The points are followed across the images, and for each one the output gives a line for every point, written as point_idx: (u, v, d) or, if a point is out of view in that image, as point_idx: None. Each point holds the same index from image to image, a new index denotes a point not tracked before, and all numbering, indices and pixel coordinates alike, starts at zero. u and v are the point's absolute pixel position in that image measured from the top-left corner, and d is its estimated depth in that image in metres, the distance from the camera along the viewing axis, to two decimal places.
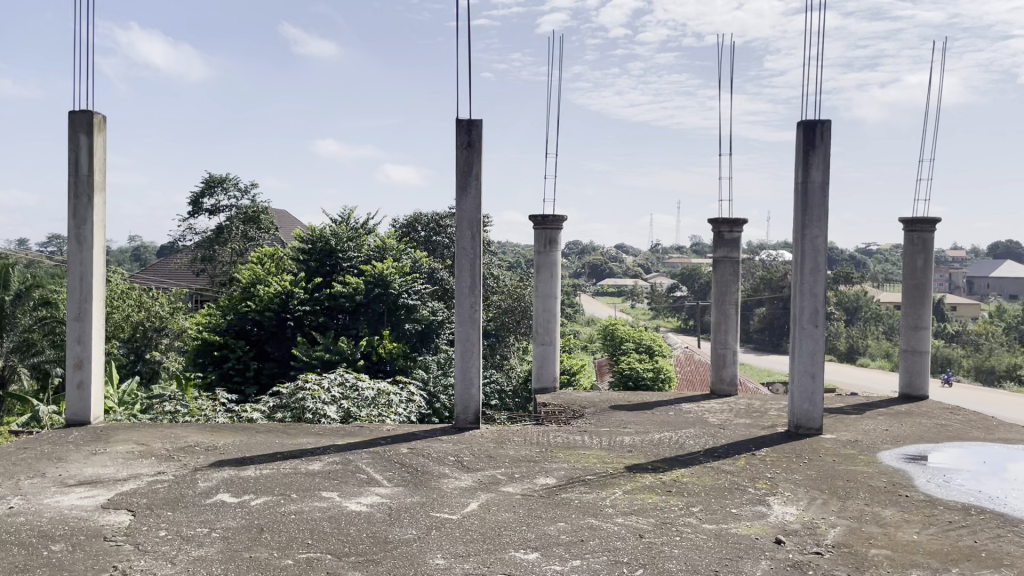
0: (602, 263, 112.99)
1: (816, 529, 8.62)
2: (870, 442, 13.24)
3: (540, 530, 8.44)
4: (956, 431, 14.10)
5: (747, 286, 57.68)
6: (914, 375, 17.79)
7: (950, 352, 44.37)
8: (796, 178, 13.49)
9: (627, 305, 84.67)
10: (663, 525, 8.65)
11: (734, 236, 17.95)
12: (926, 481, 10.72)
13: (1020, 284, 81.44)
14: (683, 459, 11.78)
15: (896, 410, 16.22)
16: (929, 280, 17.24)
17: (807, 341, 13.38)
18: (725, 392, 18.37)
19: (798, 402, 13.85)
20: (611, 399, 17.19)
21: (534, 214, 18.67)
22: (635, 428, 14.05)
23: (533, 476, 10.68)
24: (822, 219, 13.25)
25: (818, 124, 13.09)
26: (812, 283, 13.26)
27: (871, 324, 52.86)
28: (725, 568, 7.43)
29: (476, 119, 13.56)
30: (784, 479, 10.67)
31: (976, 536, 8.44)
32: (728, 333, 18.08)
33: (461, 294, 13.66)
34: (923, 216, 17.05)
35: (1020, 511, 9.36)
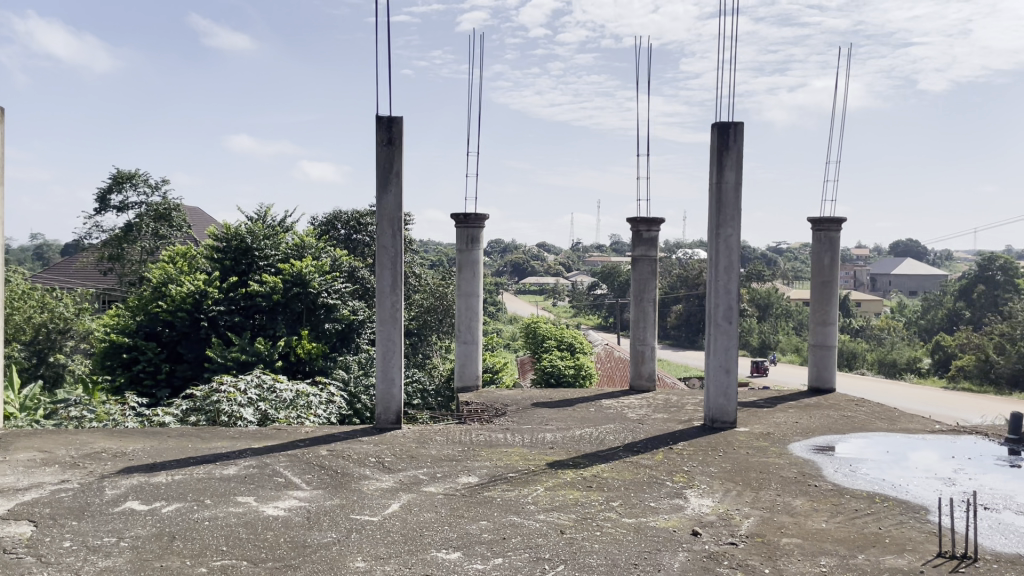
0: (524, 261, 113.45)
1: (731, 520, 8.86)
2: (782, 434, 13.70)
3: (462, 530, 8.42)
4: (861, 423, 14.74)
5: (664, 284, 58.80)
6: (823, 368, 18.44)
7: (855, 347, 46.32)
8: (711, 178, 13.86)
9: (548, 302, 85.22)
10: (584, 521, 8.75)
11: (652, 235, 18.32)
12: (834, 471, 11.16)
13: (919, 281, 85.75)
14: (602, 454, 11.96)
15: (805, 403, 16.84)
16: (836, 277, 17.91)
17: (722, 338, 13.80)
18: (644, 387, 18.76)
19: (713, 397, 14.23)
20: (532, 396, 17.30)
21: (456, 212, 18.59)
22: (556, 424, 14.16)
23: (455, 475, 10.66)
24: (735, 219, 13.66)
25: (731, 127, 13.50)
26: (726, 281, 13.69)
27: (782, 320, 54.72)
28: (644, 562, 7.56)
29: (397, 116, 13.43)
30: (701, 471, 10.95)
31: (880, 523, 8.83)
32: (646, 330, 18.40)
33: (382, 292, 13.52)
34: (829, 216, 17.77)
35: (920, 498, 9.84)
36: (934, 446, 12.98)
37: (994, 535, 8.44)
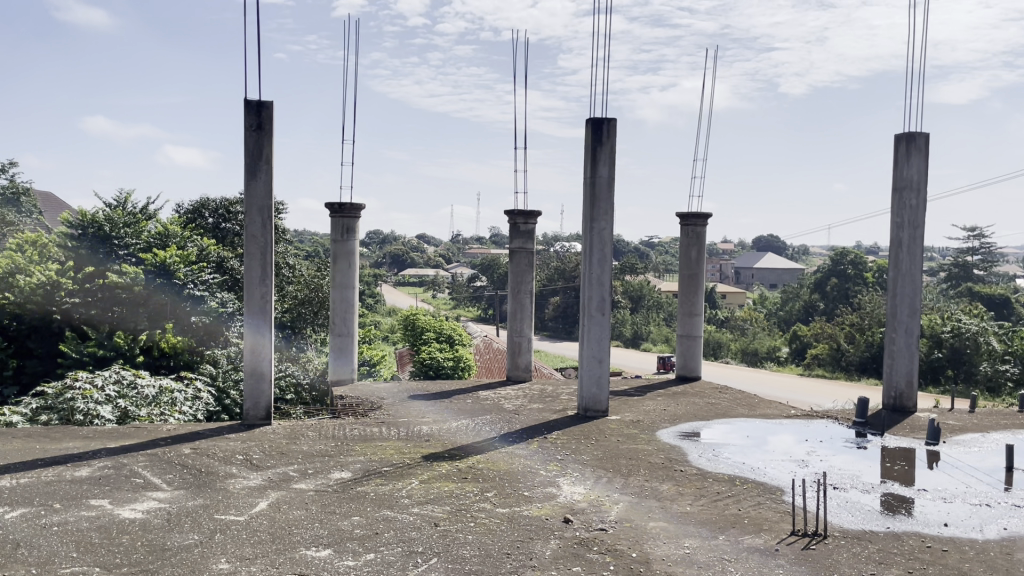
0: (403, 252, 111.98)
1: (601, 506, 9.09)
2: (651, 421, 14.15)
3: (333, 526, 8.25)
4: (724, 409, 15.44)
5: (542, 276, 59.46)
6: (689, 358, 19.19)
7: (720, 337, 48.30)
8: (585, 173, 14.17)
9: (428, 293, 84.41)
10: (457, 512, 8.75)
11: (529, 228, 18.47)
12: (698, 455, 11.64)
13: (777, 274, 90.74)
14: (478, 445, 12.00)
15: (673, 391, 17.50)
16: (702, 271, 18.71)
17: (595, 329, 14.20)
18: (520, 378, 18.98)
19: (587, 387, 14.54)
20: (408, 389, 17.14)
21: (331, 201, 18.19)
22: (431, 417, 14.08)
23: (327, 471, 10.42)
24: (607, 212, 14.02)
25: (604, 123, 13.84)
26: (599, 273, 14.07)
27: (654, 311, 56.41)
28: (516, 551, 7.63)
29: (266, 101, 12.94)
30: (573, 460, 11.17)
31: (740, 504, 9.28)
32: (523, 321, 18.60)
33: (252, 284, 13.08)
34: (696, 212, 18.50)
35: (776, 479, 10.40)
36: (791, 430, 13.76)
37: (841, 512, 9.03)
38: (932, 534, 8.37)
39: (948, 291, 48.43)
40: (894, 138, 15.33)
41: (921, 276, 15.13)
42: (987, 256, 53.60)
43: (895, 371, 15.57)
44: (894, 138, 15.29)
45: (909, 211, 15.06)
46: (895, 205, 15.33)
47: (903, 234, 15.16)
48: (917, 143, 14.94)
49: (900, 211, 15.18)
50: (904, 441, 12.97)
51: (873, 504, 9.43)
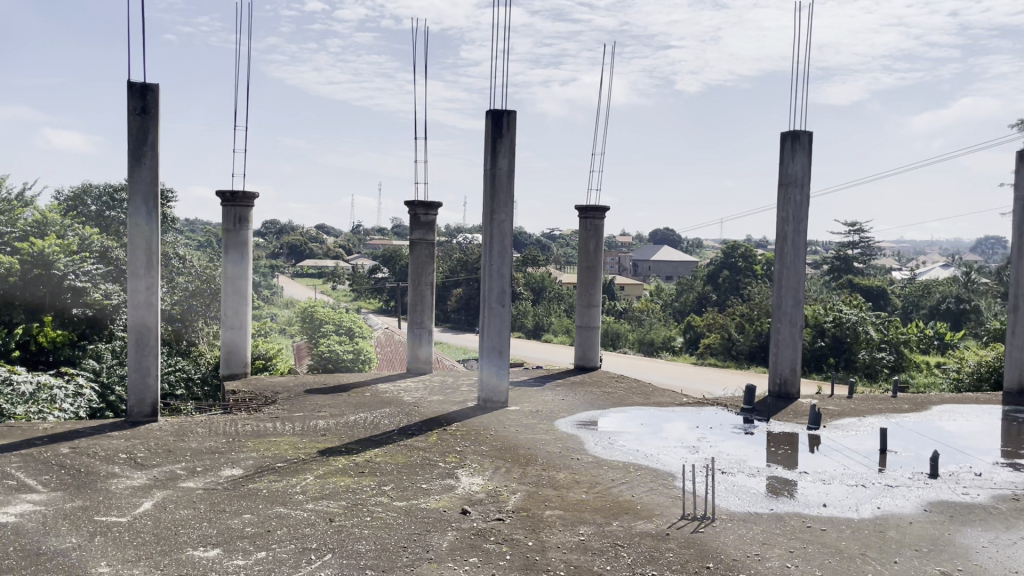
0: (302, 243, 109.27)
1: (499, 496, 9.14)
2: (549, 412, 14.33)
3: (223, 525, 7.99)
4: (620, 398, 15.81)
5: (445, 267, 59.07)
6: (587, 348, 19.52)
7: (619, 328, 49.13)
8: (485, 165, 14.18)
9: (327, 285, 82.55)
10: (353, 507, 8.63)
11: (430, 219, 18.29)
12: (595, 444, 11.86)
13: (673, 267, 93.30)
14: (375, 439, 11.86)
15: (572, 381, 17.77)
16: (599, 263, 19.04)
17: (495, 320, 14.29)
18: (420, 370, 18.88)
19: (487, 378, 14.59)
20: (304, 383, 16.77)
21: (222, 189, 17.58)
22: (328, 411, 13.83)
23: (218, 468, 10.09)
24: (508, 204, 14.09)
25: (504, 115, 13.87)
26: (499, 265, 14.17)
27: (554, 302, 56.99)
28: (413, 544, 7.59)
29: (152, 84, 12.36)
30: (472, 451, 11.20)
31: (634, 490, 9.52)
32: (424, 314, 18.46)
33: (135, 274, 12.49)
34: (594, 205, 18.82)
35: (668, 465, 10.71)
36: (684, 417, 14.20)
37: (728, 496, 9.39)
38: (811, 515, 8.81)
39: (830, 283, 50.92)
40: (781, 136, 15.95)
41: (804, 268, 15.85)
42: (866, 250, 56.74)
43: (780, 359, 16.27)
44: (781, 136, 15.90)
45: (794, 206, 15.73)
46: (781, 200, 15.98)
47: (788, 228, 15.84)
48: (802, 142, 15.58)
49: (786, 206, 15.84)
50: (788, 426, 13.59)
51: (758, 487, 9.84)
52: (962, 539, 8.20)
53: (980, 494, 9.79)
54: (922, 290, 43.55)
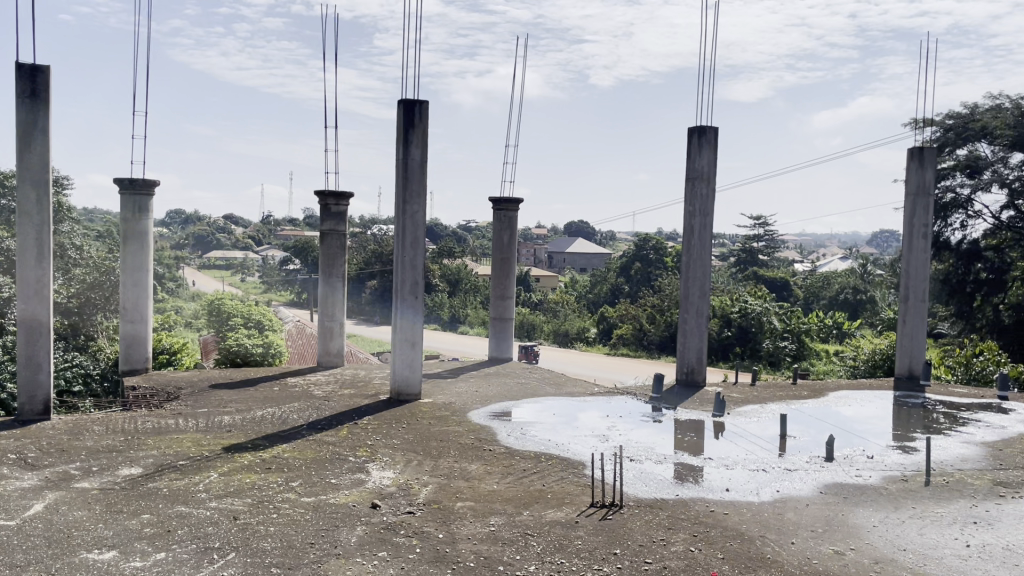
0: (209, 234, 105.84)
1: (410, 490, 9.08)
2: (462, 403, 14.33)
3: (120, 526, 7.68)
4: (533, 389, 15.94)
5: (359, 259, 58.22)
6: (501, 340, 19.57)
7: (534, 319, 49.47)
8: (398, 156, 14.05)
9: (236, 276, 80.19)
10: (259, 504, 8.43)
11: (341, 209, 17.97)
12: (506, 434, 11.91)
13: (588, 259, 94.54)
14: (283, 434, 11.60)
15: (485, 372, 17.81)
16: (513, 254, 19.14)
17: (408, 312, 14.24)
18: (331, 363, 18.59)
19: (399, 370, 14.48)
20: (210, 377, 16.27)
21: (121, 177, 16.83)
22: (235, 406, 13.46)
23: (115, 467, 9.69)
24: (421, 196, 14.02)
25: (416, 106, 13.76)
26: (412, 256, 14.11)
27: (470, 294, 56.97)
28: (320, 540, 7.48)
29: (39, 65, 11.63)
30: (383, 444, 11.09)
31: (544, 480, 9.61)
32: (335, 305, 18.18)
33: (24, 267, 11.86)
34: (508, 197, 18.88)
35: (579, 454, 10.86)
36: (595, 407, 14.43)
37: (636, 483, 9.58)
38: (714, 499, 9.08)
39: (737, 274, 52.54)
40: (688, 131, 16.33)
41: (711, 261, 16.30)
42: (770, 243, 58.82)
43: (687, 349, 16.69)
44: (688, 131, 16.29)
45: (700, 200, 16.16)
46: (687, 194, 16.37)
47: (695, 221, 16.25)
48: (708, 138, 15.99)
49: (693, 199, 16.23)
50: (694, 413, 13.97)
51: (665, 473, 10.08)
52: (855, 519, 8.60)
53: (871, 475, 10.30)
54: (822, 281, 45.41)
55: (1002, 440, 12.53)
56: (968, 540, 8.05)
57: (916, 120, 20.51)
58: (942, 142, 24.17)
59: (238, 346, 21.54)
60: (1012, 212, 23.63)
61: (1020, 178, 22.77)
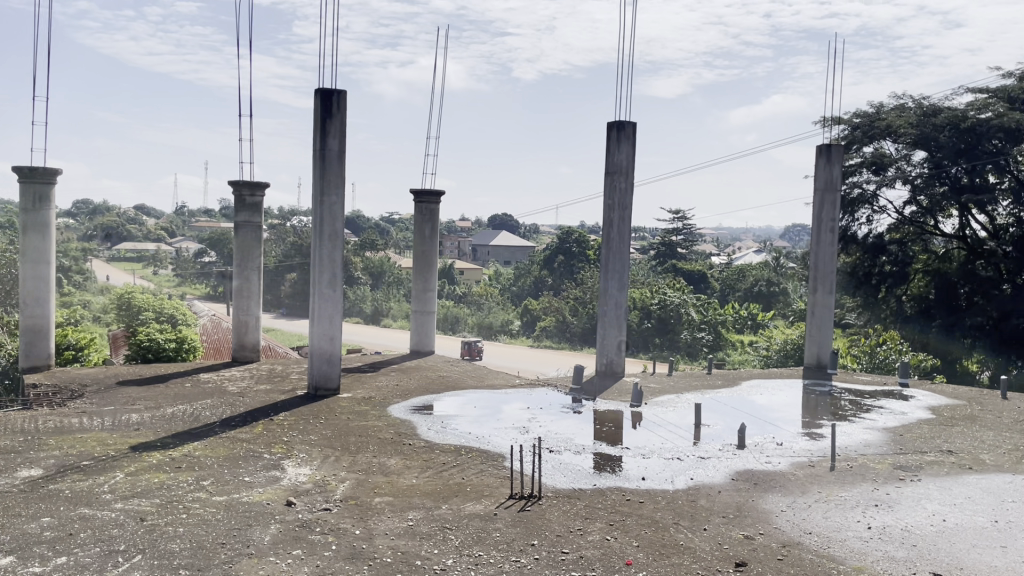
0: (119, 225, 101.86)
1: (326, 486, 8.94)
2: (382, 397, 14.19)
3: (17, 531, 7.33)
4: (454, 382, 15.91)
5: (279, 252, 56.95)
6: (423, 333, 19.44)
7: (457, 312, 49.31)
8: (315, 146, 13.85)
9: (148, 269, 77.32)
10: (168, 504, 8.16)
11: (256, 200, 17.53)
12: (427, 428, 11.85)
13: (512, 252, 94.81)
14: (196, 431, 11.27)
15: (406, 365, 17.66)
16: (435, 247, 19.04)
17: (326, 305, 14.09)
18: (246, 358, 18.16)
19: (316, 365, 14.24)
20: (118, 374, 15.66)
21: (20, 165, 16.03)
22: (144, 404, 13.00)
23: (13, 469, 9.23)
24: (339, 187, 13.86)
25: (334, 96, 13.56)
26: (330, 248, 13.94)
27: (393, 287, 56.43)
28: (232, 540, 7.29)
29: None
30: (300, 440, 10.88)
31: (464, 473, 9.60)
32: (250, 299, 17.75)
33: None
34: (430, 189, 18.76)
35: (498, 447, 10.88)
36: (515, 399, 14.49)
37: (555, 474, 9.66)
38: (631, 488, 9.24)
39: (656, 267, 53.52)
40: (607, 126, 16.53)
41: (629, 254, 16.57)
42: (689, 237, 60.12)
43: (607, 341, 16.89)
44: (607, 126, 16.49)
45: (619, 193, 16.38)
46: (607, 188, 16.56)
47: (614, 215, 16.47)
48: (627, 132, 16.22)
49: (612, 193, 16.43)
50: (612, 404, 14.18)
51: (584, 464, 10.19)
52: (764, 504, 8.88)
53: (780, 462, 10.65)
54: (737, 274, 46.67)
55: (902, 425, 13.15)
56: (869, 522, 8.41)
57: (824, 118, 21.23)
58: (850, 139, 25.11)
59: (149, 341, 20.84)
60: (914, 207, 24.69)
61: (922, 175, 23.79)
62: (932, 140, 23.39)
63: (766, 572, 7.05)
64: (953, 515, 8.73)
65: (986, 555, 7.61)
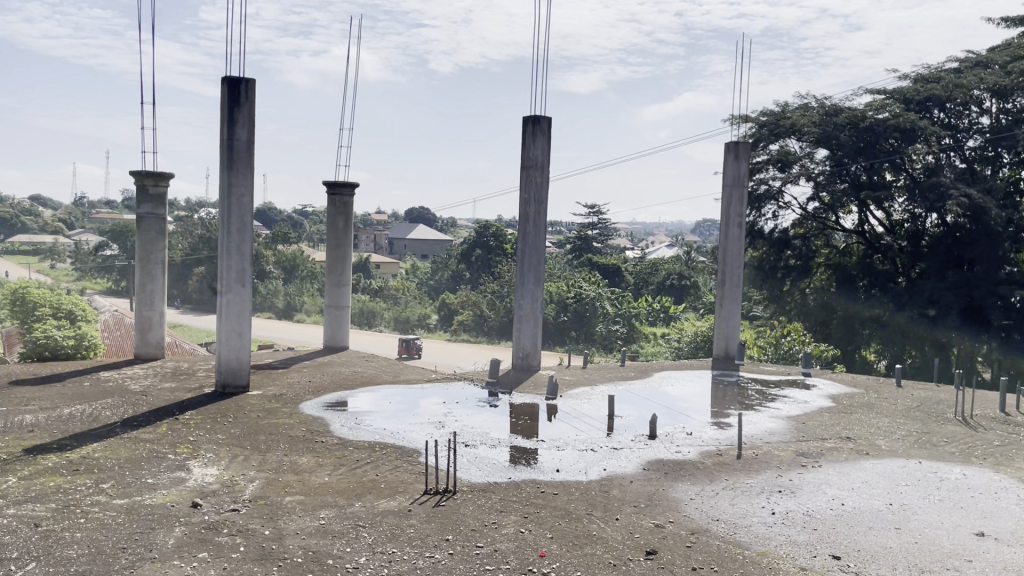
0: (13, 217, 96.58)
1: (235, 486, 8.69)
2: (293, 394, 13.89)
3: None
4: (368, 377, 15.71)
5: (186, 245, 55.05)
6: (336, 328, 19.13)
7: (373, 306, 48.65)
8: (222, 136, 13.47)
9: (44, 263, 73.54)
10: (64, 509, 7.78)
11: (160, 191, 16.90)
12: (340, 425, 11.66)
13: (429, 246, 94.27)
14: (95, 432, 10.79)
15: (319, 361, 17.35)
16: (348, 240, 18.75)
17: (235, 300, 13.75)
18: (150, 355, 17.51)
19: (225, 362, 13.87)
20: (10, 373, 14.84)
21: None
22: (39, 404, 12.37)
23: None
24: (247, 179, 13.53)
25: (242, 85, 13.20)
26: (239, 242, 13.61)
27: (306, 281, 55.34)
28: (134, 544, 7.00)
29: None
30: (207, 440, 10.55)
31: (377, 469, 9.49)
32: (154, 294, 17.12)
33: None
34: (343, 181, 18.45)
35: (413, 442, 10.80)
36: (431, 393, 14.41)
37: (470, 468, 9.65)
38: (545, 480, 9.31)
39: (572, 261, 54.14)
40: (522, 120, 16.59)
41: (544, 248, 16.68)
42: (604, 232, 61.03)
43: (523, 335, 16.95)
44: (522, 120, 16.56)
45: (535, 188, 16.47)
46: (522, 182, 16.63)
47: (530, 209, 16.54)
48: (542, 127, 16.32)
49: (528, 188, 16.50)
50: (528, 397, 14.26)
51: (499, 457, 10.21)
52: (674, 493, 9.08)
53: (690, 451, 10.92)
54: (651, 268, 47.64)
55: (804, 413, 13.67)
56: (773, 508, 8.70)
57: (733, 116, 21.86)
58: (757, 137, 25.92)
59: (45, 338, 19.80)
60: (816, 204, 25.72)
61: (824, 172, 24.81)
62: (833, 139, 24.38)
63: (676, 559, 7.21)
64: (851, 499, 9.14)
65: (881, 536, 7.98)
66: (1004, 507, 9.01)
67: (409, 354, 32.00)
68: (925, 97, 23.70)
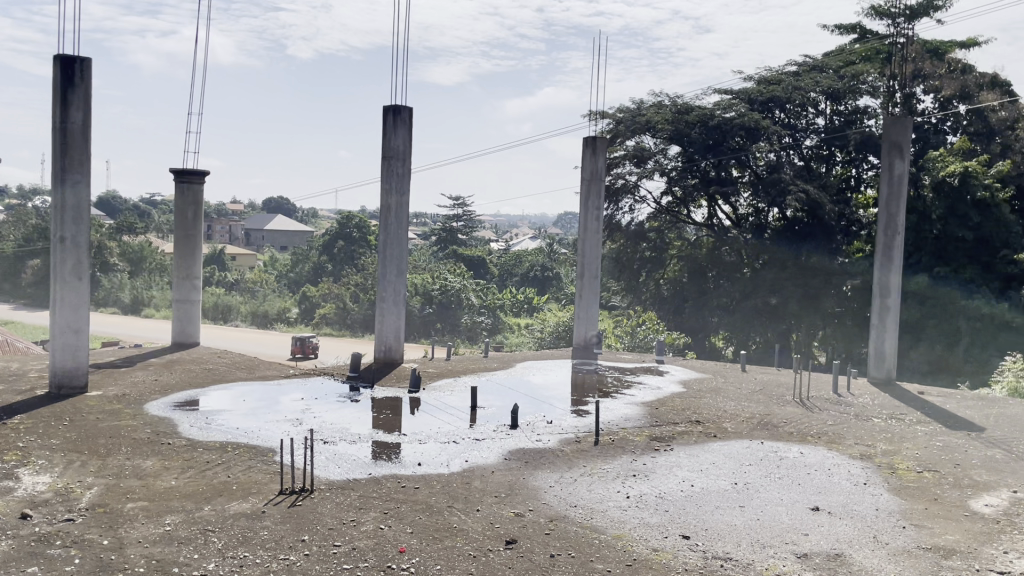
0: None
1: (70, 494, 8.09)
2: (138, 394, 13.11)
3: None
4: (221, 374, 15.05)
5: (18, 236, 50.84)
6: (186, 323, 18.22)
7: (230, 301, 46.53)
8: (55, 118, 12.50)
9: None
10: None
11: None
12: (189, 425, 11.09)
13: (289, 238, 91.49)
14: None
15: (168, 359, 16.46)
16: (199, 231, 17.88)
17: (70, 295, 12.82)
18: None
19: (58, 362, 12.93)
20: None
21: None
22: None
23: None
24: (83, 164, 12.62)
25: (77, 64, 12.28)
26: (74, 233, 12.69)
27: (155, 275, 52.40)
28: None
29: None
30: (38, 446, 9.76)
31: (229, 471, 9.08)
32: None
33: None
34: (192, 168, 17.53)
35: (268, 441, 10.41)
36: (289, 389, 13.97)
37: (328, 466, 9.40)
38: (406, 475, 9.20)
39: (437, 253, 54.02)
40: (383, 109, 16.31)
41: (406, 240, 16.50)
42: (469, 224, 61.18)
43: (385, 328, 16.71)
44: (382, 109, 16.28)
45: (396, 178, 16.26)
46: (383, 172, 16.37)
47: (391, 200, 16.30)
48: (402, 116, 16.11)
49: (388, 179, 16.27)
50: (390, 391, 14.08)
51: (359, 453, 10.01)
52: (534, 482, 9.20)
53: (550, 439, 11.11)
54: (514, 259, 48.26)
55: (658, 399, 14.22)
56: (627, 492, 8.98)
57: (591, 112, 22.37)
58: (614, 133, 26.63)
59: None
60: (669, 198, 26.80)
61: (676, 168, 25.87)
62: (684, 136, 25.45)
63: (534, 547, 7.31)
64: (699, 480, 9.57)
65: (727, 515, 8.41)
66: (836, 482, 9.73)
67: (305, 353, 30.27)
68: (768, 98, 25.06)
